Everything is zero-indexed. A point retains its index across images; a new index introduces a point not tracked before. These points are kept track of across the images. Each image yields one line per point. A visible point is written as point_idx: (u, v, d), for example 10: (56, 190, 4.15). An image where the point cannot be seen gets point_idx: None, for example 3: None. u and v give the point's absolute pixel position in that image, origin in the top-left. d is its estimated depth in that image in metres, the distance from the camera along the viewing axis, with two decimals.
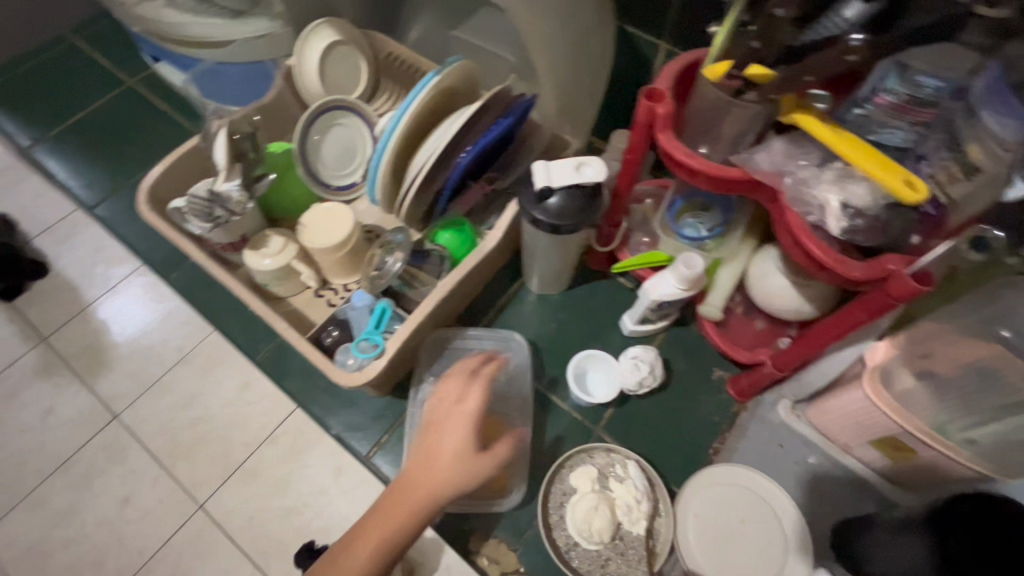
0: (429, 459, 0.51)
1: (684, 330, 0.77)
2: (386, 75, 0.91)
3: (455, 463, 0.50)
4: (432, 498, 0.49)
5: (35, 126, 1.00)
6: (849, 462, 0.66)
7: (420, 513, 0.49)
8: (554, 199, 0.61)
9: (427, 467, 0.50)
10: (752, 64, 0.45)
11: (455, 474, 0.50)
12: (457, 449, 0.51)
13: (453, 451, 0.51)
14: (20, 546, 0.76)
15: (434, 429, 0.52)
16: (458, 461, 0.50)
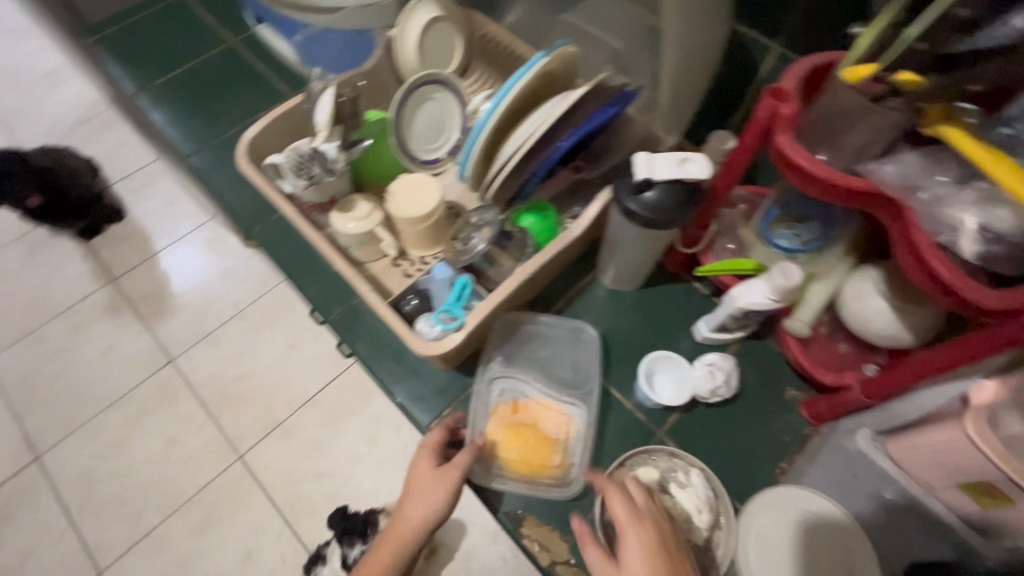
0: (411, 494, 0.59)
1: (759, 344, 0.74)
2: (479, 55, 0.92)
3: (428, 484, 0.59)
4: (416, 521, 0.57)
5: (140, 76, 1.05)
6: (935, 508, 0.57)
7: (411, 536, 0.57)
8: (652, 192, 0.59)
9: (412, 492, 0.59)
10: (904, 70, 0.43)
11: (427, 495, 0.58)
12: (429, 475, 0.60)
13: (426, 477, 0.60)
14: (77, 464, 1.04)
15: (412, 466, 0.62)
16: (432, 481, 0.59)
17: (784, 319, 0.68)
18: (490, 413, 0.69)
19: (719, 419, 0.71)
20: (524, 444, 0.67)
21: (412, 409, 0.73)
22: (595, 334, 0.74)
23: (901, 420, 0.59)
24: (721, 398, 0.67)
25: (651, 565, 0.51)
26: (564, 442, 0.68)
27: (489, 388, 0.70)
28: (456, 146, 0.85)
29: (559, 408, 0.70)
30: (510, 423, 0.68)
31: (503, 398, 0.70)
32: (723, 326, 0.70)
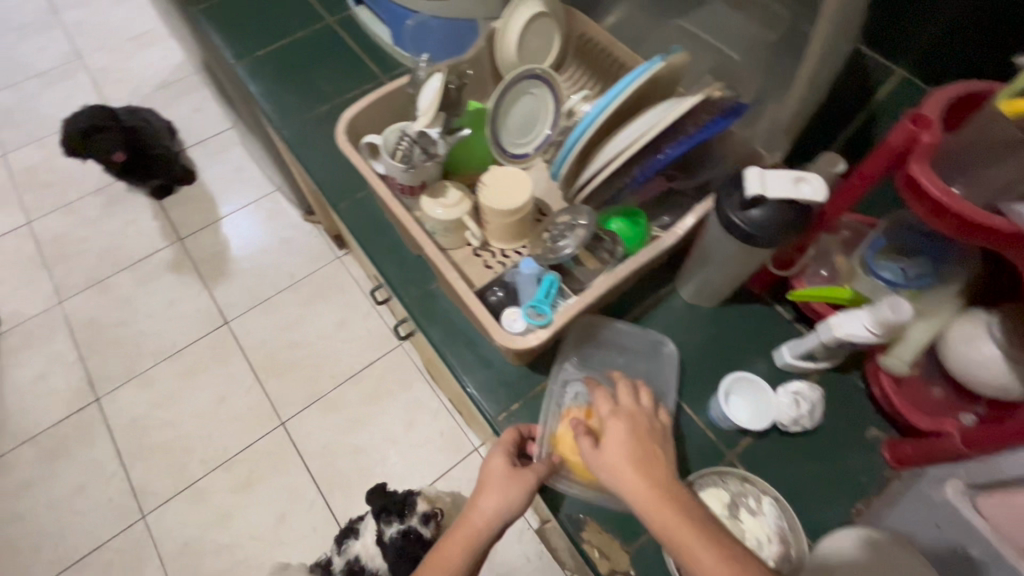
0: (484, 487, 0.59)
1: (843, 377, 0.71)
2: (574, 54, 0.91)
3: (502, 479, 0.59)
4: (490, 514, 0.57)
5: (237, 45, 1.05)
6: None
7: (484, 532, 0.56)
8: (760, 209, 0.58)
9: (486, 487, 0.59)
10: None
11: (502, 488, 0.58)
12: (503, 471, 0.60)
13: (500, 472, 0.60)
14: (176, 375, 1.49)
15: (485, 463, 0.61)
16: (506, 477, 0.59)
17: (879, 358, 0.66)
18: (561, 414, 0.69)
19: (793, 449, 0.68)
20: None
21: (482, 396, 0.72)
22: (675, 350, 0.74)
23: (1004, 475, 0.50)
24: (801, 428, 0.66)
25: (627, 448, 0.54)
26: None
27: (563, 390, 0.71)
28: (546, 142, 0.84)
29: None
30: (581, 424, 0.66)
31: (577, 402, 0.69)
32: (809, 354, 0.68)
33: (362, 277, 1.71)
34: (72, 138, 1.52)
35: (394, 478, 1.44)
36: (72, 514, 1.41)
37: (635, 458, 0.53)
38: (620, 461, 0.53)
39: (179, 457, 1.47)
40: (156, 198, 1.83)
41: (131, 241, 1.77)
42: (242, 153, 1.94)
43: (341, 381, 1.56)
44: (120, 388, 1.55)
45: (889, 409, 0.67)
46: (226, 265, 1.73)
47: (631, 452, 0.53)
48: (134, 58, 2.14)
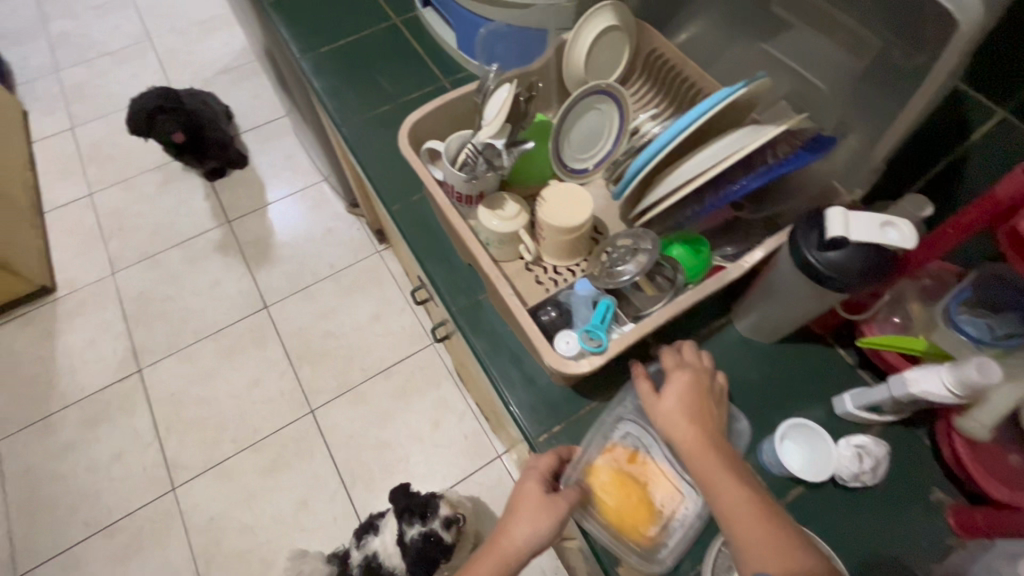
0: (516, 511, 0.58)
1: (907, 433, 0.67)
2: (642, 70, 0.88)
3: (533, 507, 0.57)
4: (517, 540, 0.55)
5: (305, 41, 1.06)
6: None
7: (510, 557, 0.55)
8: (842, 252, 0.54)
9: (519, 507, 0.58)
10: None
11: (533, 516, 0.56)
12: (535, 497, 0.58)
13: (533, 498, 0.58)
14: (233, 352, 1.61)
15: (519, 484, 0.60)
16: (537, 506, 0.57)
17: (953, 417, 0.61)
18: (604, 448, 0.64)
19: (849, 504, 0.64)
20: (624, 498, 0.61)
21: (522, 418, 0.70)
22: (748, 430, 0.68)
23: None
24: (862, 484, 0.62)
25: (683, 401, 0.58)
26: (666, 519, 0.61)
27: (613, 424, 0.65)
28: (606, 158, 0.83)
29: (678, 482, 0.62)
30: (621, 467, 0.63)
31: (625, 441, 0.64)
32: (875, 406, 0.65)
33: (400, 273, 1.72)
34: (139, 117, 1.57)
35: (415, 477, 1.44)
36: (107, 479, 1.46)
37: (689, 413, 0.57)
38: (673, 411, 0.57)
39: (211, 434, 1.50)
40: (210, 180, 1.88)
41: (183, 219, 1.83)
42: (294, 141, 1.98)
43: (372, 374, 1.57)
44: (162, 361, 1.60)
45: (960, 472, 0.62)
46: (271, 250, 1.77)
47: (687, 405, 0.57)
48: (200, 42, 2.21)
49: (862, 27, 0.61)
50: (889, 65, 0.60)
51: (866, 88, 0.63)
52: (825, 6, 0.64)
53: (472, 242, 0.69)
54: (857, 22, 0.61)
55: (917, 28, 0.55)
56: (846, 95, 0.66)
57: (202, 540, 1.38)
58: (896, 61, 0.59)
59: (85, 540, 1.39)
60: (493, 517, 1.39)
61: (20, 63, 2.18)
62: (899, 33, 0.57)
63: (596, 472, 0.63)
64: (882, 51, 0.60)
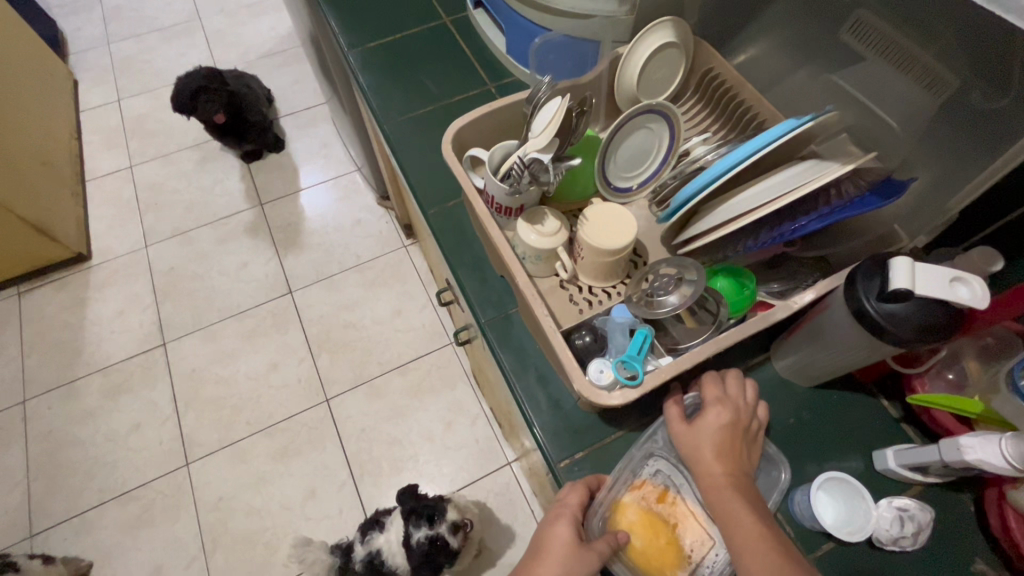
0: (543, 555, 0.58)
1: (952, 496, 0.63)
2: (694, 89, 0.85)
3: (563, 554, 0.57)
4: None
5: (353, 35, 1.06)
6: None
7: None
8: (904, 305, 0.51)
9: (547, 550, 0.58)
10: None
11: (559, 560, 0.56)
12: (566, 542, 0.58)
13: (564, 544, 0.58)
14: (255, 333, 1.63)
15: (549, 527, 0.60)
16: (568, 553, 0.57)
17: (1007, 488, 0.57)
18: (633, 484, 0.63)
19: (884, 566, 0.60)
20: (651, 540, 0.60)
21: (545, 443, 0.69)
22: (787, 479, 0.63)
23: None
24: (899, 548, 0.59)
25: (715, 434, 0.58)
26: (694, 564, 0.59)
27: (643, 460, 0.64)
28: (651, 178, 0.80)
29: (709, 527, 0.60)
30: (651, 507, 0.62)
31: (655, 479, 0.63)
32: (920, 467, 0.61)
33: (424, 269, 1.72)
34: (183, 99, 1.59)
35: (423, 476, 1.43)
36: (125, 448, 1.48)
37: (720, 448, 0.58)
38: (703, 443, 0.58)
39: (227, 415, 1.52)
40: (245, 162, 1.90)
41: (217, 198, 1.85)
42: (330, 129, 1.99)
43: (388, 369, 1.56)
44: (186, 337, 1.63)
45: (1007, 547, 0.58)
46: (299, 236, 1.78)
47: (718, 440, 0.58)
48: (247, 25, 2.24)
49: (939, 63, 0.57)
50: (966, 106, 0.56)
51: (938, 127, 0.60)
52: (900, 37, 0.60)
53: (508, 255, 0.67)
54: (934, 57, 0.58)
55: (1002, 70, 0.51)
56: (915, 132, 0.62)
57: (211, 518, 1.40)
58: (974, 102, 0.55)
59: (98, 507, 1.41)
60: (498, 525, 1.37)
61: (74, 34, 2.24)
62: (981, 73, 0.54)
63: (624, 511, 0.62)
64: (959, 91, 0.56)
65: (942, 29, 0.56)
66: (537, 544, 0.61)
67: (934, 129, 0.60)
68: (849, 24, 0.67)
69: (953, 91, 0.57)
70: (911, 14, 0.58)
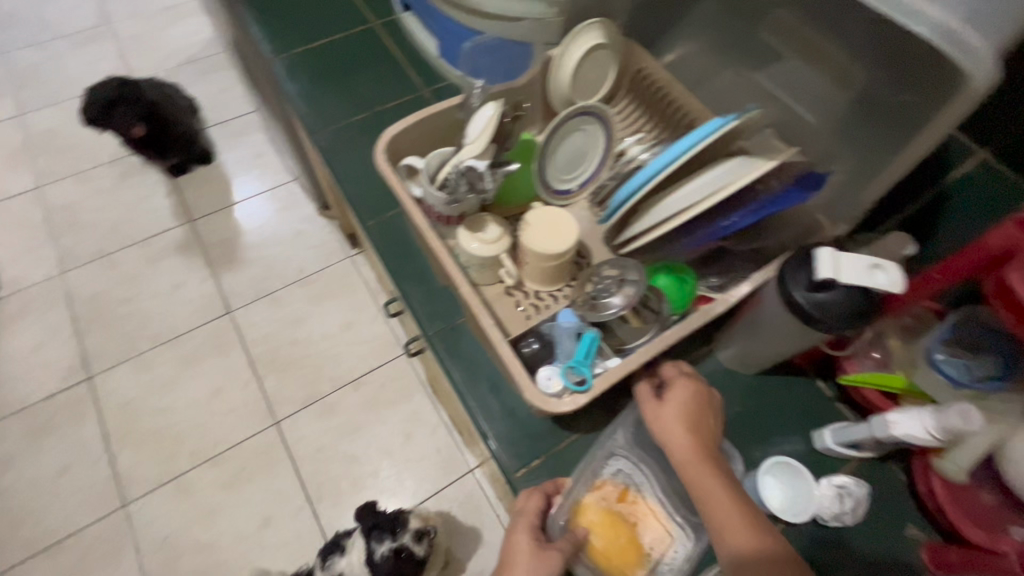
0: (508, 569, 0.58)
1: (884, 468, 0.67)
2: (628, 90, 0.86)
3: (525, 561, 0.57)
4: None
5: (277, 40, 1.01)
6: None
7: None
8: (831, 293, 0.53)
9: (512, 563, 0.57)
10: None
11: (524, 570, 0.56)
12: (528, 549, 0.58)
13: (525, 553, 0.58)
14: (192, 358, 1.53)
15: (511, 537, 0.60)
16: (531, 560, 0.57)
17: (931, 459, 0.62)
18: (593, 484, 0.62)
19: (828, 541, 0.63)
20: (612, 539, 0.59)
21: (501, 453, 0.68)
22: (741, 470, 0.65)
23: None
24: (841, 524, 0.62)
25: (679, 409, 0.59)
26: (655, 561, 0.59)
27: (604, 460, 0.64)
28: (591, 180, 0.81)
29: (668, 524, 0.60)
30: (613, 507, 0.61)
31: (615, 479, 0.63)
32: (854, 443, 0.65)
33: (372, 278, 1.66)
34: (93, 108, 1.47)
35: (384, 492, 1.39)
36: (51, 495, 1.36)
37: (688, 422, 0.59)
38: (669, 421, 0.59)
39: (167, 447, 1.42)
40: (171, 176, 1.78)
41: (142, 217, 1.73)
42: (263, 138, 1.89)
43: (341, 385, 1.50)
44: (115, 368, 1.51)
45: (934, 511, 0.62)
46: (237, 252, 1.68)
47: (687, 415, 0.59)
48: (164, 30, 2.09)
49: (850, 60, 0.60)
50: (876, 101, 0.59)
51: (854, 121, 0.63)
52: (815, 37, 0.63)
53: (451, 267, 0.65)
54: (846, 55, 0.61)
55: (904, 66, 0.55)
56: (834, 126, 0.66)
57: (156, 560, 1.31)
58: (883, 96, 0.59)
59: (25, 562, 1.29)
60: (463, 533, 1.35)
61: None
62: (886, 70, 0.57)
63: (587, 512, 0.61)
64: (868, 86, 0.60)
65: (851, 28, 0.59)
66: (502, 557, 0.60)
67: (850, 123, 0.63)
68: (767, 24, 0.70)
69: (865, 86, 0.60)
70: (822, 15, 0.61)
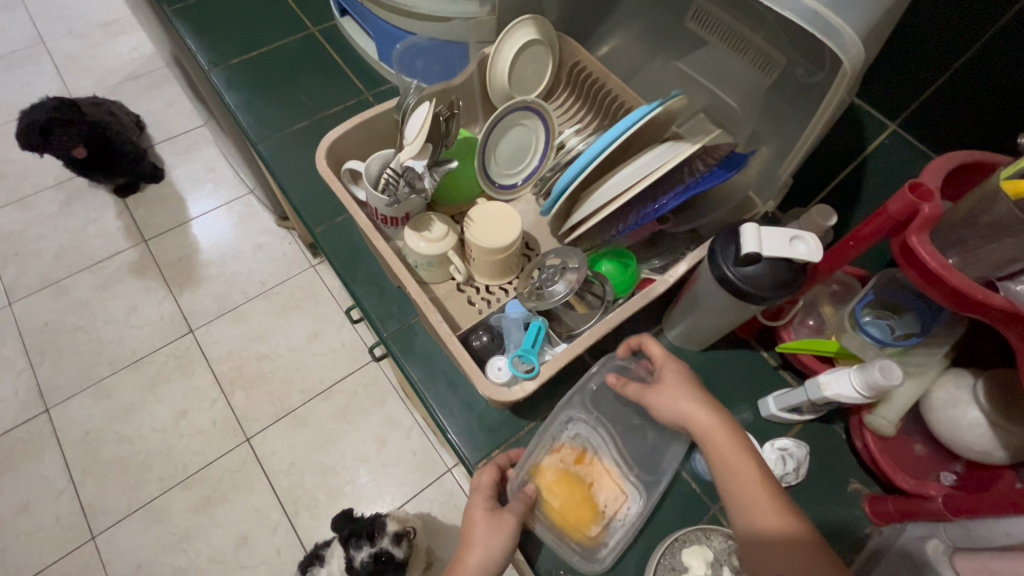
0: (468, 538, 0.58)
1: (826, 428, 0.71)
2: (566, 84, 0.88)
3: (484, 529, 0.57)
4: (474, 566, 0.56)
5: (213, 51, 0.99)
6: None
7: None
8: (756, 266, 0.56)
9: (471, 530, 0.58)
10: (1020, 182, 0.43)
11: (485, 538, 0.57)
12: (485, 518, 0.59)
13: (482, 522, 0.58)
14: (154, 381, 1.49)
15: (468, 507, 0.60)
16: (488, 527, 0.58)
17: (864, 414, 0.65)
18: (552, 447, 0.65)
19: None
20: (569, 497, 0.63)
21: (461, 446, 0.69)
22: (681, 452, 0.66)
23: (983, 543, 0.51)
24: (786, 484, 0.66)
25: (684, 384, 0.58)
26: (608, 518, 0.63)
27: (563, 424, 0.65)
28: (533, 174, 0.82)
29: (621, 483, 0.65)
30: (570, 468, 0.64)
31: (573, 441, 0.65)
32: (795, 407, 0.68)
33: (337, 287, 1.63)
34: (29, 132, 1.41)
35: (363, 498, 1.38)
36: (16, 534, 1.32)
37: (694, 396, 0.57)
38: (682, 399, 0.57)
39: (135, 475, 1.38)
40: (119, 196, 1.72)
41: (92, 240, 1.67)
42: (213, 152, 1.85)
43: (311, 396, 1.49)
44: (73, 398, 1.46)
45: (872, 464, 0.66)
46: (194, 270, 1.64)
47: (689, 388, 0.58)
48: (102, 46, 2.03)
49: (767, 45, 0.64)
50: (792, 82, 0.63)
51: (774, 102, 0.66)
52: (735, 24, 0.67)
53: (398, 267, 0.66)
54: (764, 40, 0.64)
55: (812, 48, 0.58)
56: (757, 107, 0.69)
57: None
58: (798, 78, 0.62)
59: None
60: (445, 533, 1.35)
61: None
62: (800, 54, 0.60)
63: (545, 474, 0.63)
64: (784, 68, 0.63)
65: (764, 13, 0.62)
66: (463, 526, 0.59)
67: (771, 103, 0.66)
68: (691, 13, 0.72)
69: (781, 69, 0.63)
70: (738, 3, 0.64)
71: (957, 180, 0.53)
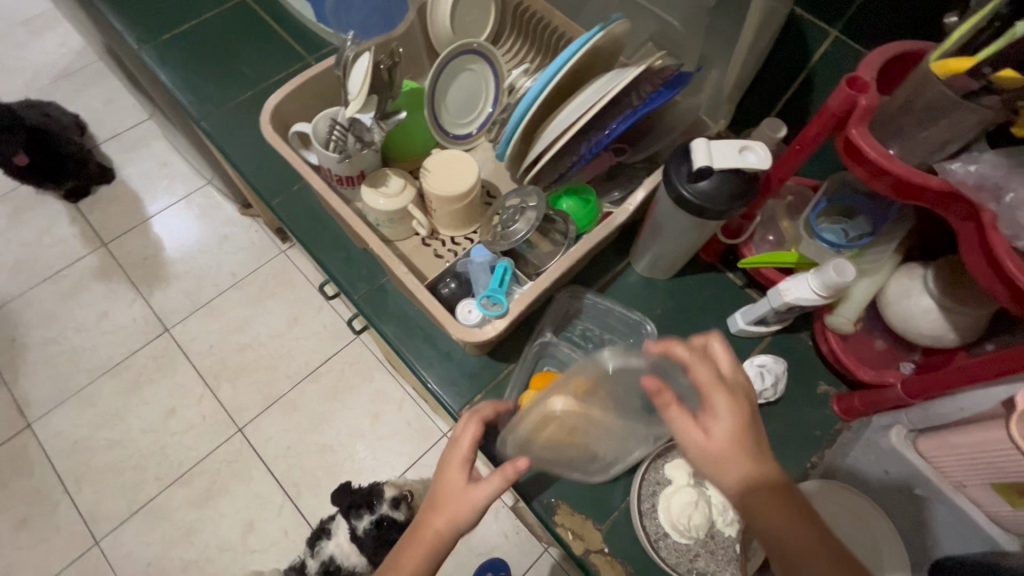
0: (437, 504, 0.55)
1: (791, 337, 0.74)
2: (512, 26, 0.86)
3: (457, 500, 0.54)
4: (444, 531, 0.53)
5: (141, 30, 0.94)
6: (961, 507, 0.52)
7: (438, 548, 0.53)
8: (709, 180, 0.57)
9: (441, 501, 0.54)
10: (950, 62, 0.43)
11: (456, 508, 0.53)
12: (459, 485, 0.55)
13: (457, 490, 0.54)
14: (136, 384, 1.47)
15: (443, 473, 0.56)
16: (463, 496, 0.54)
17: (825, 316, 0.68)
18: None
19: None
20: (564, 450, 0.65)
21: (443, 394, 0.70)
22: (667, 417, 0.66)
23: (941, 420, 0.56)
24: (765, 400, 0.69)
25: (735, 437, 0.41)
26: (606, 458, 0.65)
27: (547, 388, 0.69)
28: (487, 121, 0.81)
29: None
30: None
31: None
32: (761, 319, 0.70)
33: (310, 269, 1.61)
34: None
35: (363, 472, 1.40)
36: (17, 549, 1.31)
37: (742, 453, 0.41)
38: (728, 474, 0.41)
39: (129, 477, 1.38)
40: (71, 202, 1.66)
41: (49, 249, 1.61)
42: (163, 146, 1.78)
43: (298, 380, 1.48)
44: (55, 410, 1.43)
45: (838, 365, 0.69)
46: (162, 268, 1.60)
47: (746, 446, 0.41)
48: (28, 45, 1.91)
49: None
50: None
51: (717, 19, 0.66)
52: None
53: (357, 225, 0.66)
54: None
55: None
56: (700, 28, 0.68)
57: None
58: None
59: None
60: None
61: None
62: None
63: None
64: None
65: None
66: (431, 492, 0.56)
67: (714, 22, 0.66)
68: None
69: None
70: None
71: (893, 72, 0.54)
